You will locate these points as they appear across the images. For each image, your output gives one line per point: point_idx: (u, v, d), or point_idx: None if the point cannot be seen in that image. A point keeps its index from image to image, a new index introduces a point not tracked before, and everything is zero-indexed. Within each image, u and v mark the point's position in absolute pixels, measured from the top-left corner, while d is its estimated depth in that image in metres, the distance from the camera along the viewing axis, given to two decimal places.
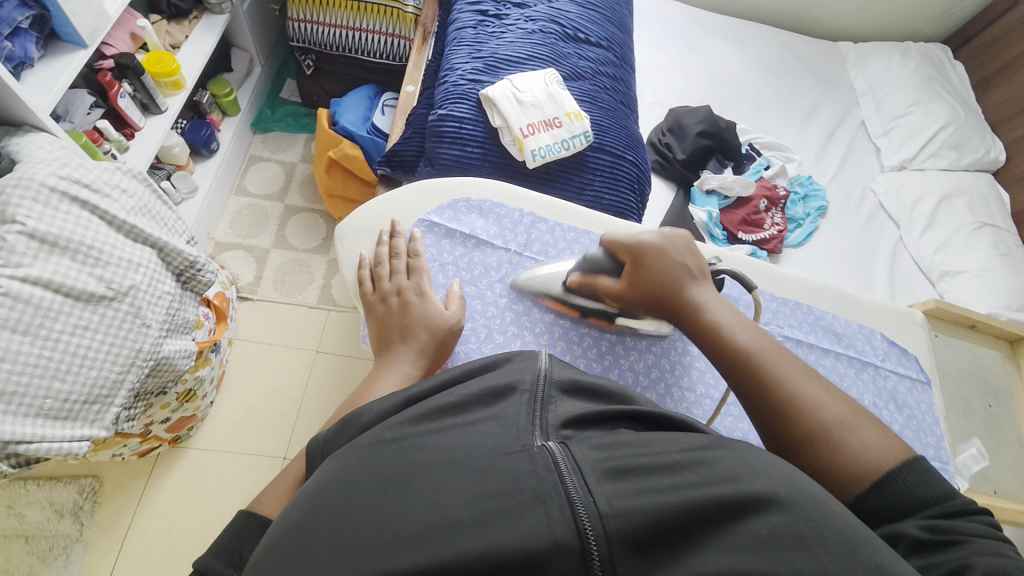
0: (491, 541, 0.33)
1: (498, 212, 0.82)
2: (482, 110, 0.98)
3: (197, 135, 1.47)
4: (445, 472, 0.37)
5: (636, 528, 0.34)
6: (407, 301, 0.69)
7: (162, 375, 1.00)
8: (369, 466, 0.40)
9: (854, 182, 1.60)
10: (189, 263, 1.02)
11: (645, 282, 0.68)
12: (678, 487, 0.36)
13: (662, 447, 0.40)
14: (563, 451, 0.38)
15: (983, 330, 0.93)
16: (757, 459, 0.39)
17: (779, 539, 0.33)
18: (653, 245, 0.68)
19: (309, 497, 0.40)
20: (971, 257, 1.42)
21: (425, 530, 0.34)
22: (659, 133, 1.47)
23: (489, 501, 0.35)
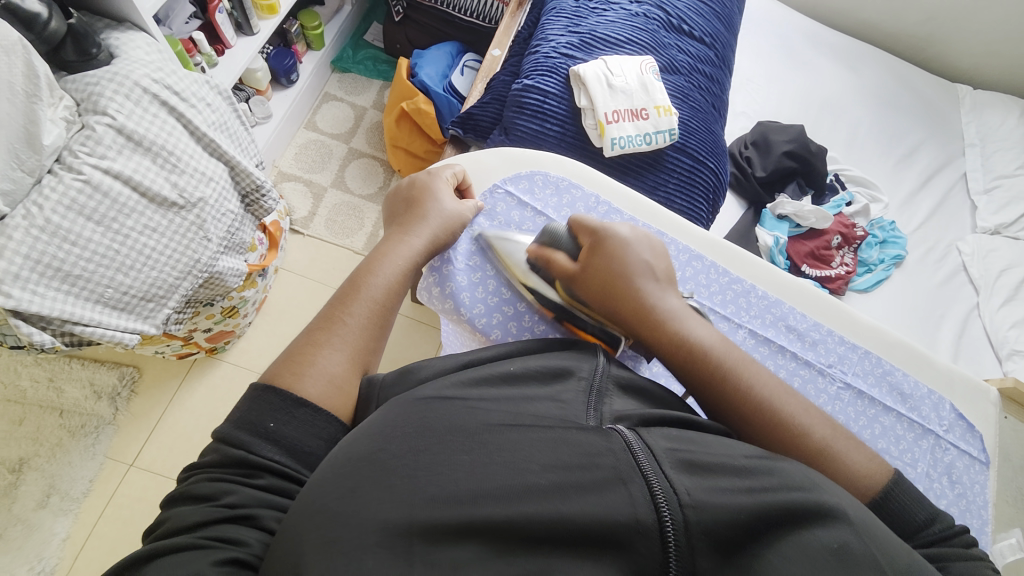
0: (574, 509, 0.36)
1: (573, 193, 0.77)
2: (568, 88, 0.94)
3: (281, 63, 1.50)
4: (520, 434, 0.41)
5: (716, 523, 0.36)
6: (416, 188, 0.69)
7: (212, 288, 1.04)
8: (444, 414, 0.42)
9: (940, 236, 1.48)
10: (255, 187, 1.05)
11: (606, 281, 0.61)
12: (752, 491, 0.38)
13: (729, 452, 0.43)
14: (632, 437, 0.42)
15: None
16: (817, 478, 0.40)
17: (852, 555, 0.34)
18: (617, 237, 0.63)
19: (376, 432, 0.40)
20: None
21: (507, 484, 0.37)
22: (741, 145, 1.39)
23: (568, 471, 0.38)
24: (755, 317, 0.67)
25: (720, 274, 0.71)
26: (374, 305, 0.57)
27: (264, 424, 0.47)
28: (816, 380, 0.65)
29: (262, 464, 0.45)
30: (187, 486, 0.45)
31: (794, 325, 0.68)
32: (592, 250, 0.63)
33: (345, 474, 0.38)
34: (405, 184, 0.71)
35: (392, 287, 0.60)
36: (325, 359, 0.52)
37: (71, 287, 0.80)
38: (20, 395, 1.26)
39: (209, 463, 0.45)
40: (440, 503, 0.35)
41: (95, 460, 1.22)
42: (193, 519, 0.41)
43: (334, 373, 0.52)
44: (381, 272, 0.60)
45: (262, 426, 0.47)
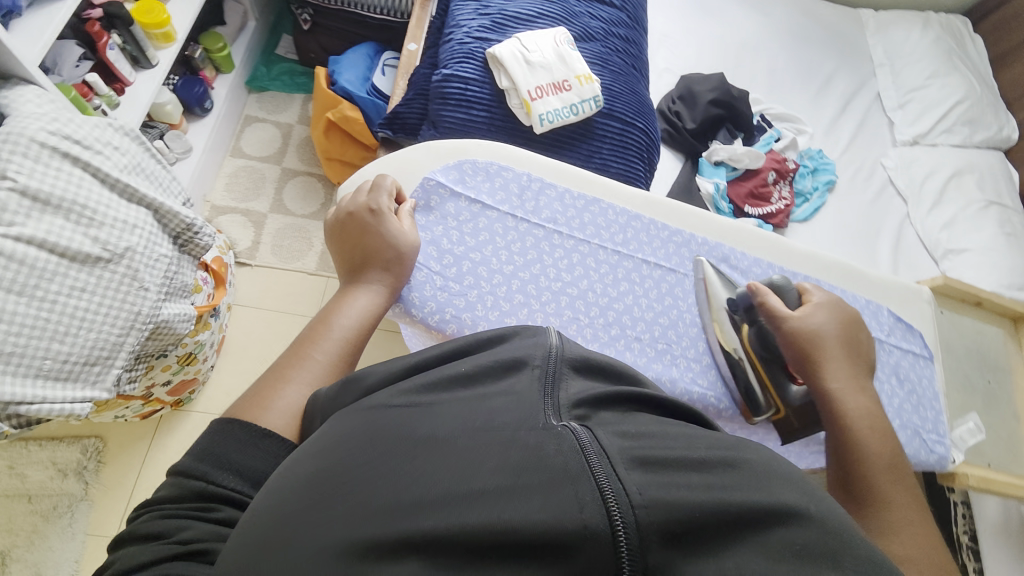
0: (518, 516, 0.33)
1: (504, 175, 0.74)
2: (488, 71, 0.94)
3: (190, 92, 1.41)
4: (465, 443, 0.38)
5: (670, 521, 0.33)
6: (363, 219, 0.64)
7: (162, 338, 1.00)
8: (399, 431, 0.41)
9: (865, 156, 1.57)
10: (186, 226, 1.00)
11: (816, 344, 0.62)
12: (711, 489, 0.35)
13: (689, 445, 0.39)
14: (585, 434, 0.37)
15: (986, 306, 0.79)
16: (779, 468, 0.38)
17: (809, 555, 0.33)
18: (835, 312, 0.65)
19: (336, 451, 0.41)
20: (978, 235, 1.41)
21: (450, 494, 0.35)
22: (669, 100, 1.41)
23: (515, 472, 0.35)
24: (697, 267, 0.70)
25: (659, 230, 0.74)
26: (346, 349, 0.57)
27: (224, 456, 0.46)
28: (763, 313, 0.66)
29: (221, 494, 0.44)
30: (139, 524, 0.43)
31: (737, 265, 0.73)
32: (819, 308, 0.65)
33: (298, 497, 0.39)
34: (347, 214, 0.65)
35: (362, 327, 0.60)
36: (287, 394, 0.53)
37: (6, 365, 0.77)
38: None
39: (163, 497, 0.44)
40: (378, 520, 0.34)
41: (75, 540, 1.16)
42: (143, 558, 0.39)
43: (298, 406, 0.53)
44: (348, 314, 0.59)
45: (222, 458, 0.46)
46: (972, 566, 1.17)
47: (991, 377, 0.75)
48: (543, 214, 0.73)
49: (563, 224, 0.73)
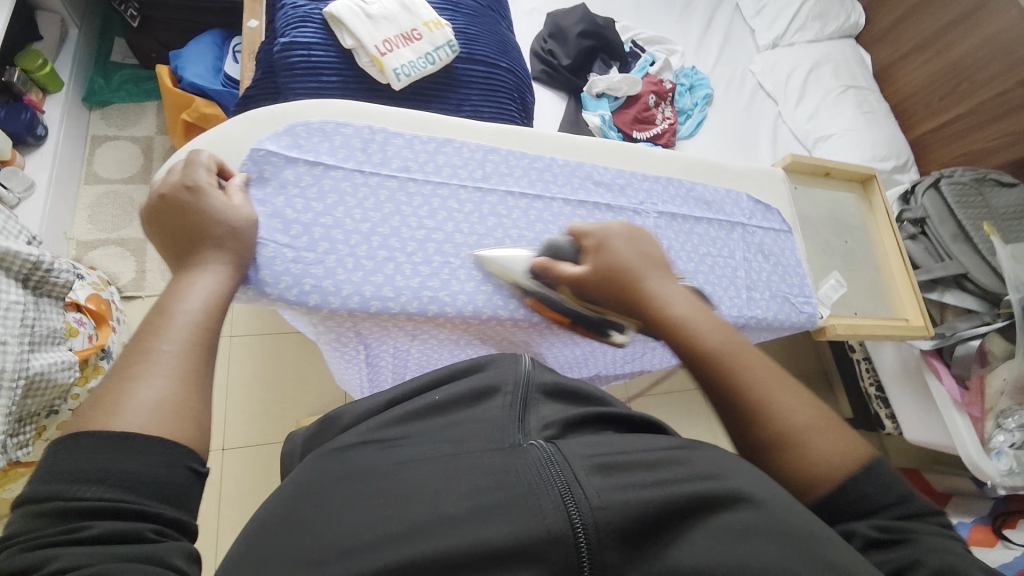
0: (482, 533, 0.35)
1: (344, 133, 0.63)
2: (330, 33, 0.88)
3: (17, 122, 1.21)
4: (442, 476, 0.40)
5: (622, 520, 0.36)
6: (178, 198, 0.52)
7: (42, 393, 0.90)
8: (366, 470, 0.42)
9: (733, 66, 1.65)
10: (33, 266, 0.88)
11: (610, 276, 0.58)
12: (661, 484, 0.39)
13: (644, 446, 0.43)
14: (550, 447, 0.41)
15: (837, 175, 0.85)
16: (725, 458, 0.42)
17: (752, 531, 0.36)
18: (615, 231, 0.61)
19: (294, 498, 0.42)
20: (838, 121, 1.51)
21: (427, 525, 0.36)
22: (540, 41, 1.40)
23: (484, 495, 0.38)
24: (563, 185, 0.67)
25: (518, 158, 0.68)
26: (200, 337, 0.47)
27: (93, 466, 0.37)
28: (632, 221, 0.69)
29: (96, 509, 0.36)
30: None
31: (601, 178, 0.69)
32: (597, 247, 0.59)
33: (264, 541, 0.39)
34: (159, 198, 0.53)
35: (216, 311, 0.50)
36: (147, 391, 0.42)
37: None
38: None
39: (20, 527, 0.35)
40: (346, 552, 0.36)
41: None
42: None
43: (159, 398, 0.42)
44: (193, 298, 0.49)
45: (83, 469, 0.37)
46: (882, 411, 1.30)
47: (847, 238, 0.82)
48: (393, 164, 0.63)
49: (419, 168, 0.63)
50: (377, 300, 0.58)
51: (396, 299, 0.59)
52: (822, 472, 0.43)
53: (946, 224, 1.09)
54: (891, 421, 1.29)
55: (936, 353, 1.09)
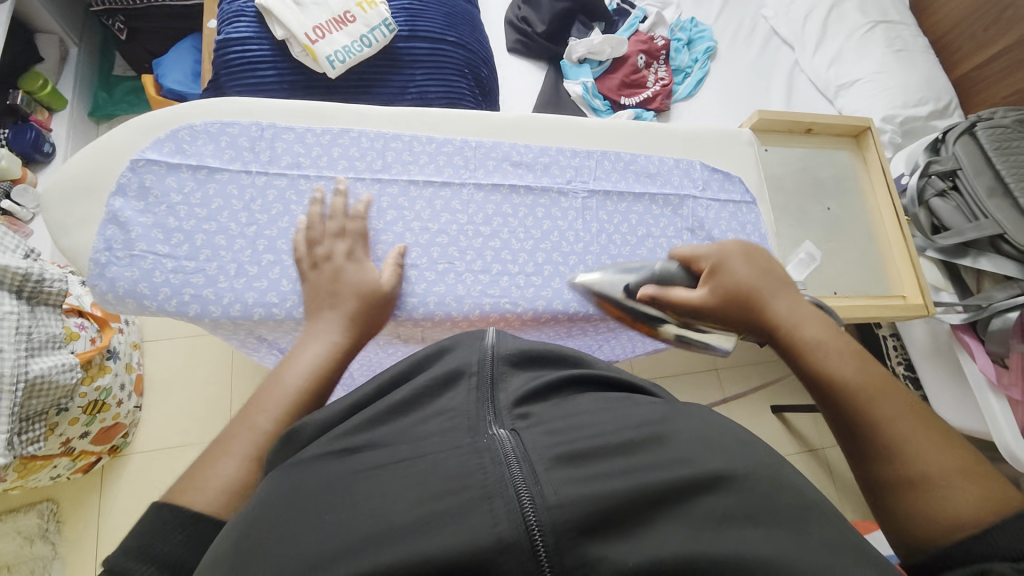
0: (433, 545, 0.28)
1: (229, 132, 0.62)
2: (264, 25, 0.85)
3: (23, 141, 1.30)
4: (394, 472, 0.32)
5: (582, 515, 0.29)
6: (336, 265, 0.56)
7: (47, 393, 0.97)
8: (309, 473, 0.35)
9: (743, 11, 1.47)
10: (23, 277, 0.92)
11: (732, 298, 0.53)
12: (628, 470, 0.32)
13: (617, 425, 0.35)
14: (508, 441, 0.34)
15: (821, 131, 0.78)
16: (704, 430, 0.36)
17: (730, 516, 0.30)
18: (729, 251, 0.56)
19: (251, 510, 0.34)
20: (864, 63, 1.30)
21: (364, 533, 0.29)
22: (515, 8, 1.31)
23: (431, 498, 0.30)
24: (477, 169, 0.67)
25: (424, 143, 0.67)
26: (299, 408, 0.45)
27: None
28: (559, 201, 0.67)
29: None
30: None
31: (520, 159, 0.68)
32: (718, 264, 0.55)
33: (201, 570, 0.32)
34: (303, 254, 0.57)
35: (323, 380, 0.48)
36: None
37: None
38: None
39: None
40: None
41: None
42: None
43: None
44: (300, 367, 0.48)
45: None
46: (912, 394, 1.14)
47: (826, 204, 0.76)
48: (283, 162, 0.62)
49: (309, 165, 0.63)
50: (260, 307, 0.57)
51: (281, 304, 0.57)
52: (943, 520, 0.37)
53: (981, 175, 0.92)
54: None
55: (968, 327, 0.96)
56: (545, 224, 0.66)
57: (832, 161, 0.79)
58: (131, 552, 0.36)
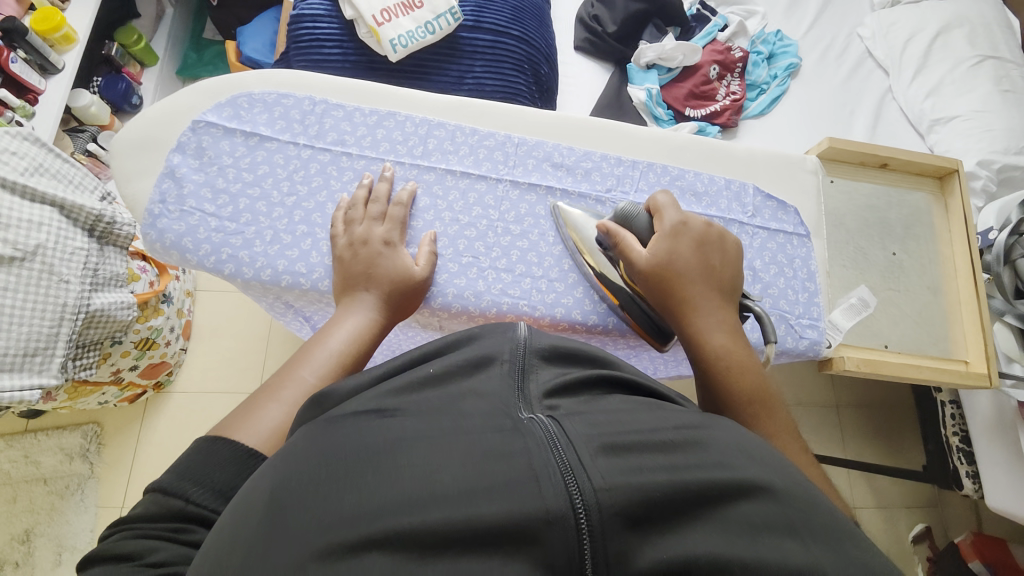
0: (482, 509, 0.31)
1: (283, 104, 0.65)
2: (336, 3, 0.88)
3: (115, 91, 1.41)
4: (437, 438, 0.35)
5: (630, 505, 0.31)
6: (376, 250, 0.57)
7: (104, 326, 1.05)
8: (353, 423, 0.38)
9: (834, 29, 1.36)
10: (96, 218, 1.01)
11: (659, 298, 0.55)
12: (671, 468, 0.34)
13: (655, 426, 0.38)
14: (552, 424, 0.36)
15: (895, 167, 0.71)
16: (744, 445, 0.37)
17: (768, 526, 0.32)
18: (663, 252, 0.55)
19: (299, 444, 0.38)
20: (969, 98, 1.17)
21: (415, 487, 0.32)
22: (588, 6, 1.28)
23: (485, 468, 0.33)
24: (516, 166, 0.66)
25: (467, 135, 0.67)
26: (338, 372, 0.51)
27: None
28: (594, 209, 0.65)
29: None
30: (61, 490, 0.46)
31: (561, 161, 0.67)
32: (671, 233, 0.57)
33: (252, 502, 0.35)
34: (349, 240, 0.58)
35: (358, 348, 0.53)
36: None
37: None
38: (5, 477, 1.30)
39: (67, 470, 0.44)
40: (338, 516, 0.31)
41: (90, 512, 1.28)
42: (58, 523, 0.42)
43: None
44: (341, 334, 0.53)
45: None
46: (963, 468, 1.04)
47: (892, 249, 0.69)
48: (328, 137, 0.64)
49: (353, 144, 0.64)
50: (288, 275, 0.59)
51: (308, 275, 0.59)
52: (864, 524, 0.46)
53: None
54: (972, 482, 1.03)
55: None
56: (576, 231, 0.64)
57: (909, 204, 0.71)
58: (188, 477, 0.42)
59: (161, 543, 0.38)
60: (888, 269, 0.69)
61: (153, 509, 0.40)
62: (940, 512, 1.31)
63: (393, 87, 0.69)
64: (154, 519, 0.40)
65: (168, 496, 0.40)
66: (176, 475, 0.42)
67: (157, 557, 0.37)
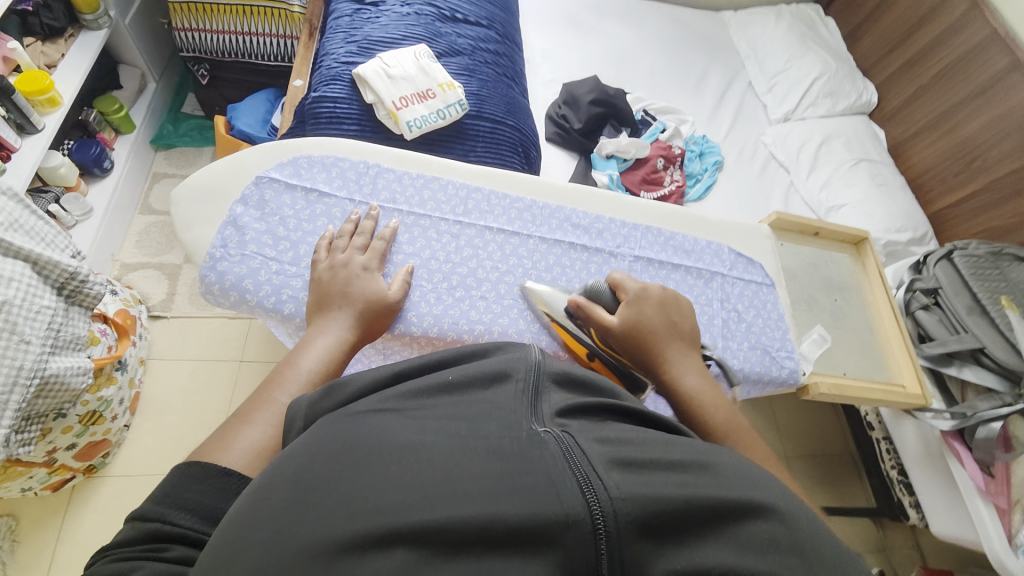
0: (497, 512, 0.30)
1: (341, 165, 0.78)
2: (356, 90, 1.00)
3: (86, 154, 1.39)
4: (449, 448, 0.34)
5: (646, 514, 0.31)
6: (354, 273, 0.66)
7: (54, 395, 0.90)
8: (356, 426, 0.36)
9: (747, 136, 1.69)
10: (70, 275, 0.89)
11: (640, 334, 0.65)
12: (682, 485, 0.33)
13: (666, 447, 0.37)
14: (566, 439, 0.35)
15: (828, 236, 0.96)
16: (749, 468, 0.36)
17: (778, 545, 0.31)
18: (654, 296, 0.68)
19: (295, 452, 0.35)
20: (851, 191, 1.51)
21: (422, 494, 0.31)
22: (555, 107, 1.52)
23: (501, 478, 0.32)
24: (542, 226, 0.81)
25: (500, 198, 0.82)
26: (311, 389, 0.53)
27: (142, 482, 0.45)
28: (609, 261, 0.80)
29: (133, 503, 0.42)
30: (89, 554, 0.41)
31: (579, 222, 0.83)
32: (634, 300, 0.67)
33: (241, 522, 0.32)
34: (330, 266, 0.66)
35: (329, 366, 0.57)
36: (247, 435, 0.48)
37: None
38: None
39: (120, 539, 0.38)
40: (339, 525, 0.29)
41: None
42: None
43: None
44: (313, 355, 0.57)
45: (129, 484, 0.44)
46: (906, 499, 1.19)
47: (836, 296, 0.91)
48: (381, 195, 0.77)
49: (403, 202, 0.77)
50: None
51: None
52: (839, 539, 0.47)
53: (960, 296, 1.04)
54: (916, 511, 1.18)
55: (957, 433, 1.01)
56: (596, 278, 0.79)
57: (840, 264, 0.95)
58: (166, 501, 0.40)
59: (143, 562, 0.36)
60: (830, 309, 0.89)
61: (135, 533, 0.38)
62: (888, 553, 1.41)
63: (434, 157, 0.84)
64: (136, 542, 0.38)
65: (145, 521, 0.39)
66: (154, 501, 0.40)
67: (137, 574, 0.35)
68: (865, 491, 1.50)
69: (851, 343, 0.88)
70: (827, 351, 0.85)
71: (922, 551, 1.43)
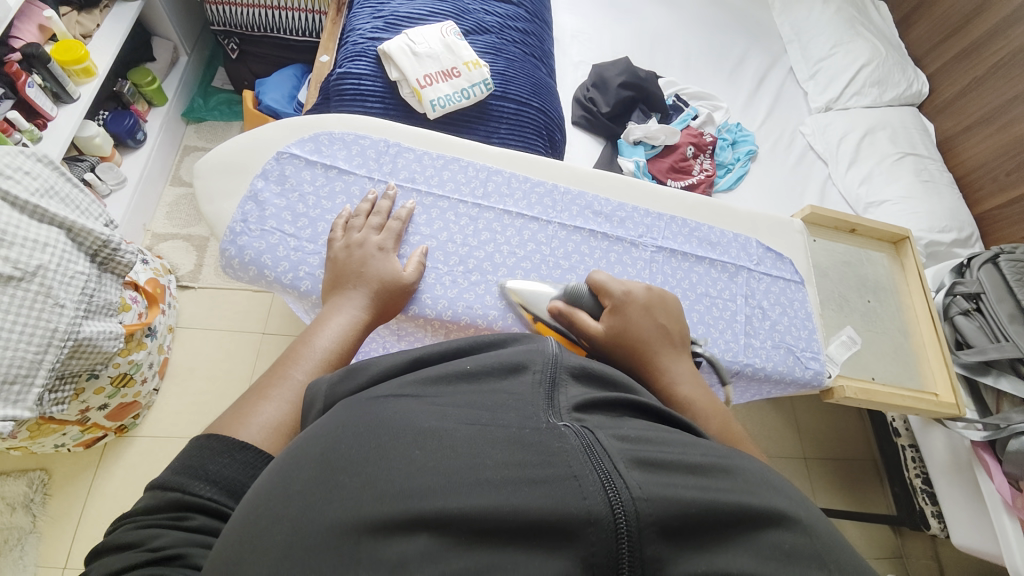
0: (517, 503, 0.29)
1: (361, 143, 0.77)
2: (381, 66, 0.98)
3: (120, 126, 1.43)
4: (468, 434, 0.33)
5: (669, 516, 0.30)
6: (369, 252, 0.65)
7: (87, 357, 0.93)
8: (374, 410, 0.36)
9: (783, 125, 1.62)
10: (103, 243, 0.92)
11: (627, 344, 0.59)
12: (704, 488, 0.32)
13: (687, 448, 0.35)
14: (587, 434, 0.34)
15: (865, 233, 0.92)
16: (771, 475, 0.35)
17: (798, 553, 0.30)
18: (638, 298, 0.63)
19: (314, 434, 0.35)
20: (894, 186, 1.43)
21: (440, 480, 0.30)
22: (583, 90, 1.48)
23: (521, 469, 0.31)
24: (563, 212, 0.79)
25: (521, 182, 0.80)
26: (326, 368, 0.54)
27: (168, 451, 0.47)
28: (631, 250, 0.78)
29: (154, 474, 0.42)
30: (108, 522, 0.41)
31: (601, 209, 0.80)
32: (618, 306, 0.62)
33: (262, 500, 0.32)
34: (347, 245, 0.66)
35: (344, 346, 0.57)
36: (263, 410, 0.48)
37: None
38: None
39: (139, 508, 0.39)
40: (358, 507, 0.29)
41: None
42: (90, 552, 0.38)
43: None
44: (328, 333, 0.57)
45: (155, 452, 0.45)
46: (928, 508, 1.15)
47: (869, 298, 0.87)
48: (401, 175, 0.76)
49: (423, 183, 0.76)
50: None
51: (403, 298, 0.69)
52: None
53: (1004, 302, 0.98)
54: (938, 521, 1.14)
55: (987, 445, 0.96)
56: (617, 267, 0.76)
57: (876, 263, 0.90)
58: (186, 471, 0.41)
59: (163, 531, 0.37)
60: (861, 311, 0.85)
61: (153, 502, 0.39)
62: (905, 561, 1.38)
63: (455, 138, 0.83)
64: (155, 511, 0.39)
65: (165, 490, 0.40)
66: (173, 471, 0.41)
67: (159, 542, 0.36)
68: (885, 497, 1.46)
69: (881, 347, 0.83)
70: (855, 353, 0.81)
71: (941, 563, 1.38)
